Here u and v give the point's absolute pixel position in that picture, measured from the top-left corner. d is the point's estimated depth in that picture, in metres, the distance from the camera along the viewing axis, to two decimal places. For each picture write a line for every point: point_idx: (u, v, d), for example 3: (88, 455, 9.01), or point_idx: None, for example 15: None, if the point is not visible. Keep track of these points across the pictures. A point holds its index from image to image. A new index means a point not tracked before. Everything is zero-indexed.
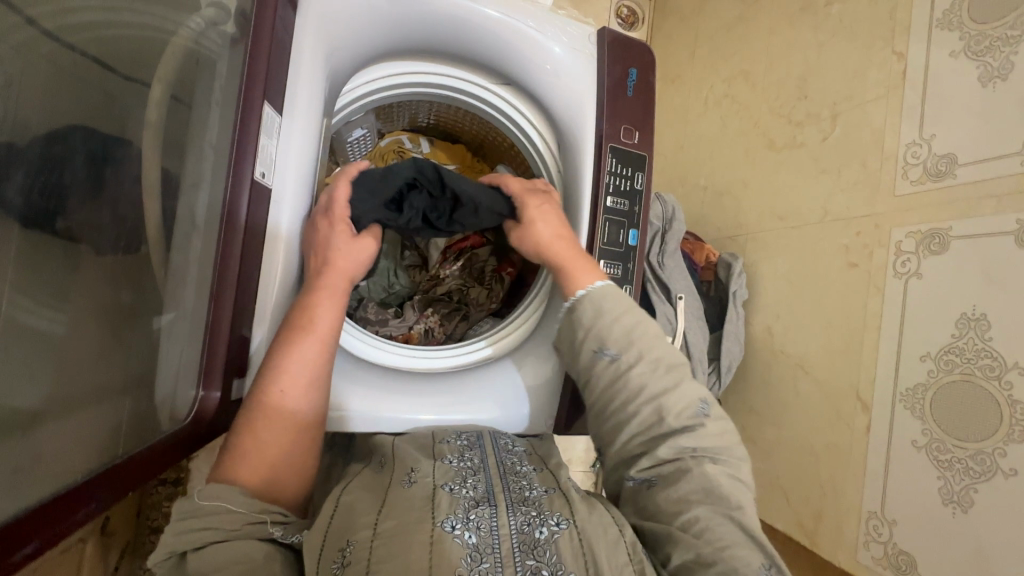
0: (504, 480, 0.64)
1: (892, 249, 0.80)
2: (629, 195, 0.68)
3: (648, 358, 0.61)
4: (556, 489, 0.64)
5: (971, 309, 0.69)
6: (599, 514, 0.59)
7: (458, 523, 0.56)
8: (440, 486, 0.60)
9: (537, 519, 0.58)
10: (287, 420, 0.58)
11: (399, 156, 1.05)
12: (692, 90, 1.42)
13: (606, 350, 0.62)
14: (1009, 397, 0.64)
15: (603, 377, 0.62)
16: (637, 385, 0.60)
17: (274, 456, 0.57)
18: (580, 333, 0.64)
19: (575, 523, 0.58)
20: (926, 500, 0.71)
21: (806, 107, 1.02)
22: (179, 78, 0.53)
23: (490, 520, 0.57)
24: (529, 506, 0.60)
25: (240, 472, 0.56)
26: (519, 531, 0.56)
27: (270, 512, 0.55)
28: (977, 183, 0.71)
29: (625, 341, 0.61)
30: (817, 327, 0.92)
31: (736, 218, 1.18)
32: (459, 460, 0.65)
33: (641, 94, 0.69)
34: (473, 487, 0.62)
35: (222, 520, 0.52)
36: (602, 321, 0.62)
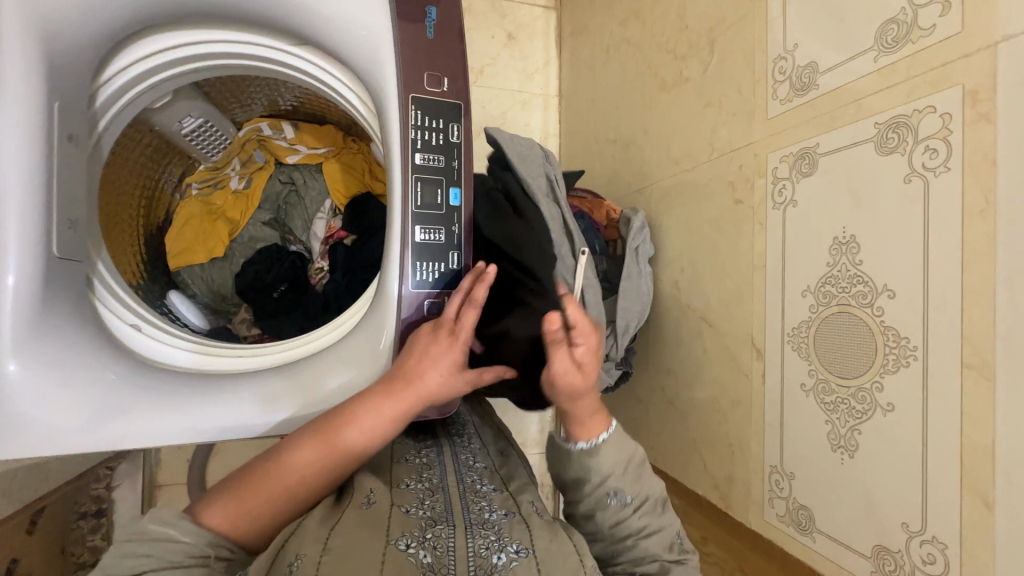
0: (461, 500, 0.59)
1: (770, 178, 0.73)
2: (444, 150, 0.60)
3: (648, 501, 0.61)
4: (517, 513, 0.57)
5: (841, 232, 0.62)
6: (561, 539, 0.53)
7: (412, 542, 0.49)
8: (396, 506, 0.55)
9: (495, 543, 0.51)
10: (291, 487, 0.52)
11: (262, 145, 0.99)
12: (595, 40, 1.34)
13: (619, 495, 0.60)
14: (881, 323, 0.56)
15: (608, 516, 0.59)
16: (639, 525, 0.59)
17: (262, 515, 0.51)
18: (592, 478, 0.60)
19: (534, 551, 0.50)
20: (817, 448, 0.64)
21: (688, 37, 0.93)
22: None
23: (445, 540, 0.51)
24: (488, 529, 0.53)
25: (222, 516, 0.49)
26: (474, 552, 0.49)
27: (216, 546, 0.47)
28: (837, 91, 0.63)
29: (638, 490, 0.60)
30: (716, 275, 0.85)
31: (641, 169, 1.10)
32: (418, 484, 0.62)
33: (446, 35, 0.61)
34: (430, 508, 0.57)
35: (165, 549, 0.45)
36: (615, 464, 0.61)
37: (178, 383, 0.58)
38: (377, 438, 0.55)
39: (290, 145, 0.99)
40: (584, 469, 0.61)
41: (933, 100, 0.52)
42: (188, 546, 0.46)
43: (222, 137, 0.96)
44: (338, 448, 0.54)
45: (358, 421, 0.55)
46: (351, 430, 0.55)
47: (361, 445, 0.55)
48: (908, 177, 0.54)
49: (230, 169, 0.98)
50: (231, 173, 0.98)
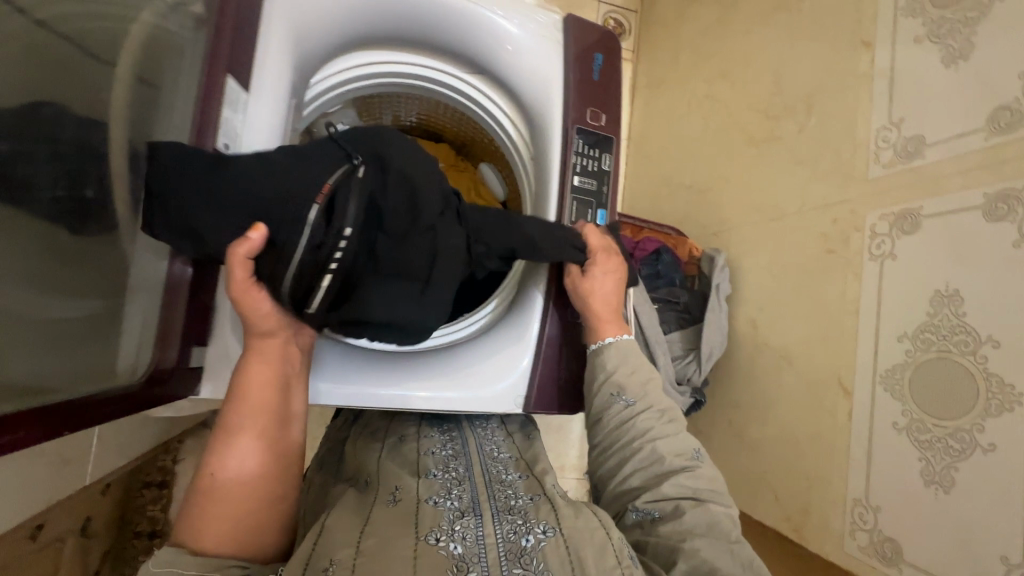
0: (489, 490, 0.63)
1: (867, 233, 0.80)
2: (596, 175, 0.69)
3: (654, 409, 0.65)
4: (542, 496, 0.63)
5: (944, 285, 0.69)
6: (586, 516, 0.58)
7: (442, 535, 0.53)
8: (423, 501, 0.60)
9: (523, 526, 0.55)
10: (242, 473, 0.55)
11: None
12: (675, 94, 1.45)
13: (622, 395, 0.66)
14: (984, 371, 0.63)
15: (615, 416, 0.65)
16: (643, 428, 0.63)
17: (232, 517, 0.53)
18: (599, 375, 0.68)
19: (561, 530, 0.55)
20: (909, 484, 0.69)
21: (782, 101, 1.03)
22: (148, 56, 0.50)
23: (474, 531, 0.55)
24: (514, 515, 0.58)
25: (202, 538, 0.52)
26: (505, 540, 0.54)
27: (224, 564, 0.50)
28: (944, 162, 0.71)
29: (640, 390, 0.66)
30: (799, 317, 0.91)
31: (718, 214, 1.18)
32: (445, 475, 0.66)
33: (607, 78, 0.71)
34: (457, 498, 0.61)
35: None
36: (623, 365, 0.67)
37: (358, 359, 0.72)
38: (268, 416, 0.59)
39: None
40: (594, 367, 0.69)
41: None
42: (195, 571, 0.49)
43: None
44: (247, 441, 0.57)
45: (242, 415, 0.58)
46: (247, 401, 0.58)
47: (264, 403, 0.59)
48: (1016, 244, 0.61)
49: None
50: None
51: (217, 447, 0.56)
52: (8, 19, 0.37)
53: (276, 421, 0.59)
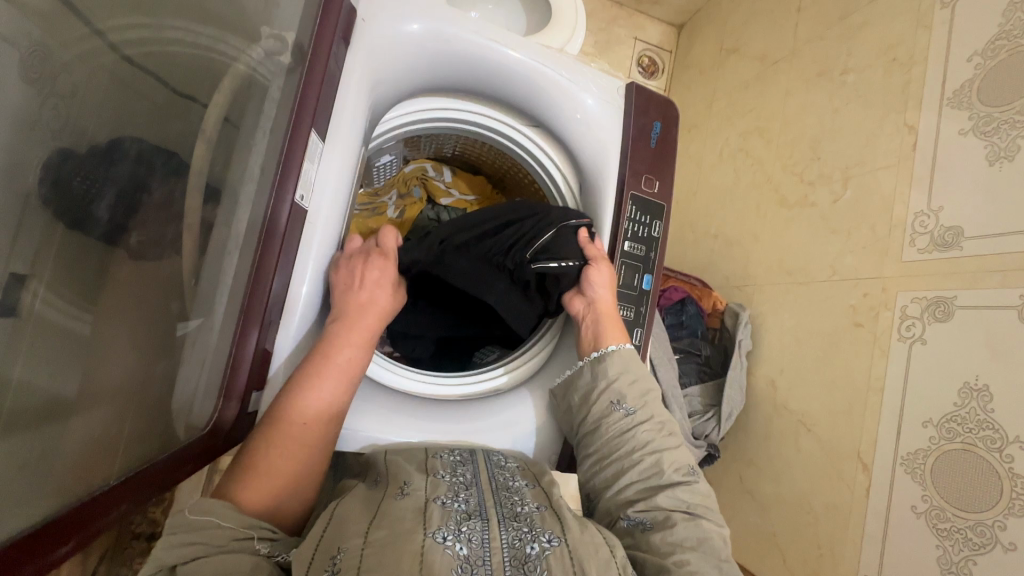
0: (496, 496, 0.61)
1: (897, 313, 0.82)
2: (646, 241, 0.71)
3: (654, 421, 0.65)
4: (549, 508, 0.61)
5: (974, 378, 0.70)
6: (591, 532, 0.57)
7: (449, 535, 0.53)
8: (431, 499, 0.58)
9: (529, 535, 0.55)
10: (303, 439, 0.57)
11: (422, 182, 1.00)
12: (707, 141, 1.47)
13: (622, 404, 0.65)
14: (1009, 470, 0.64)
15: (613, 425, 0.64)
16: (644, 439, 0.64)
17: (279, 477, 0.56)
18: (600, 384, 0.66)
19: (566, 541, 0.55)
20: (924, 568, 0.71)
21: (818, 168, 1.05)
22: (235, 98, 0.54)
23: (481, 534, 0.54)
24: (521, 522, 0.57)
25: (247, 487, 0.54)
26: (510, 546, 0.54)
27: (259, 528, 0.52)
28: (982, 257, 0.73)
29: (641, 400, 0.66)
30: (821, 384, 0.93)
31: (744, 268, 1.20)
32: (453, 476, 0.63)
33: (663, 148, 0.73)
34: (466, 503, 0.59)
35: (211, 534, 0.49)
36: (623, 372, 0.66)
37: (391, 402, 0.72)
38: (341, 397, 0.60)
39: (447, 188, 1.01)
40: (591, 378, 0.67)
41: None
42: (232, 531, 0.51)
43: (392, 168, 0.97)
44: (314, 410, 0.58)
45: (320, 384, 0.58)
46: (329, 369, 0.59)
47: (341, 375, 0.60)
48: None
49: (388, 198, 0.97)
50: (388, 203, 0.97)
51: (284, 402, 0.57)
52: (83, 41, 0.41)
53: (344, 402, 0.60)
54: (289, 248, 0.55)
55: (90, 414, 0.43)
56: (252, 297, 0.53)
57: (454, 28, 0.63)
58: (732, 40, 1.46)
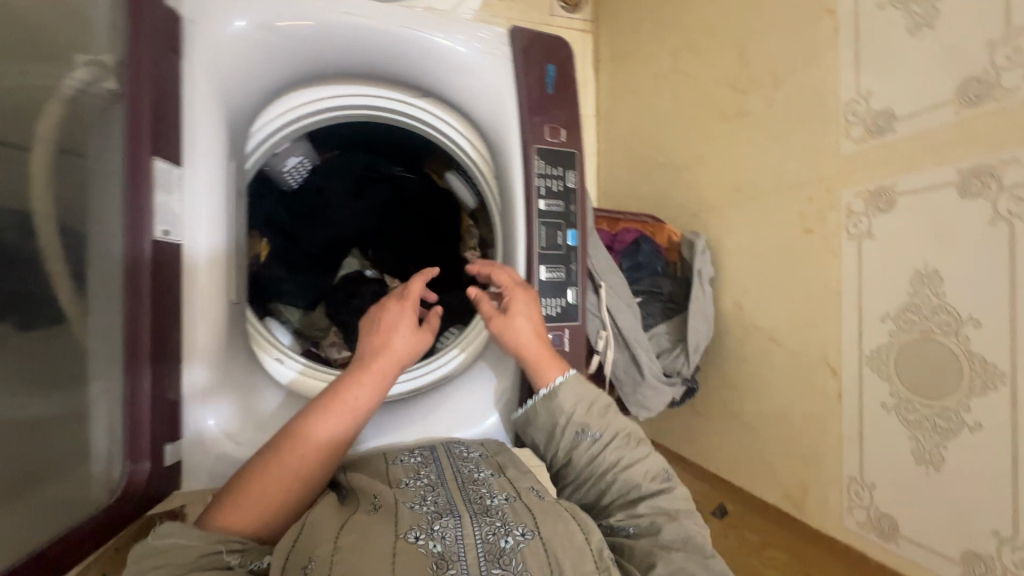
0: (464, 493, 0.58)
1: (843, 211, 0.79)
2: (563, 195, 0.66)
3: (623, 435, 0.61)
4: (518, 498, 0.58)
5: (923, 264, 0.67)
6: (565, 520, 0.54)
7: (422, 535, 0.50)
8: (401, 504, 0.55)
9: (502, 529, 0.52)
10: (315, 453, 0.56)
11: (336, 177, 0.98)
12: (641, 68, 1.40)
13: (588, 431, 0.60)
14: (966, 351, 0.62)
15: (583, 454, 0.60)
16: (614, 458, 0.59)
17: (281, 499, 0.54)
18: (560, 420, 0.61)
19: (540, 532, 0.52)
20: (900, 461, 0.70)
21: (748, 74, 1.00)
22: (66, 130, 0.48)
23: (454, 530, 0.51)
24: (493, 515, 0.54)
25: (236, 515, 0.52)
26: (484, 540, 0.51)
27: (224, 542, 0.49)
28: (914, 136, 0.69)
29: (604, 421, 0.61)
30: (784, 297, 0.91)
31: (696, 194, 1.17)
32: (417, 480, 0.60)
33: (562, 91, 0.67)
34: (433, 504, 0.56)
35: (176, 553, 0.47)
36: (579, 401, 0.61)
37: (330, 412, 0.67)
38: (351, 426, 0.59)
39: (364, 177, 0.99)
40: (549, 414, 0.61)
41: (1018, 152, 0.58)
42: (187, 542, 0.48)
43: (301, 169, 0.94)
44: (318, 442, 0.57)
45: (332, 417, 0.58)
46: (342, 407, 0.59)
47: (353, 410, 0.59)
48: (992, 221, 0.60)
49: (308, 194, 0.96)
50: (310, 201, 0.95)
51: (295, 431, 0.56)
52: None
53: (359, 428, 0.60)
54: (172, 288, 0.51)
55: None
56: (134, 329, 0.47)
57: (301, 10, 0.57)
58: None
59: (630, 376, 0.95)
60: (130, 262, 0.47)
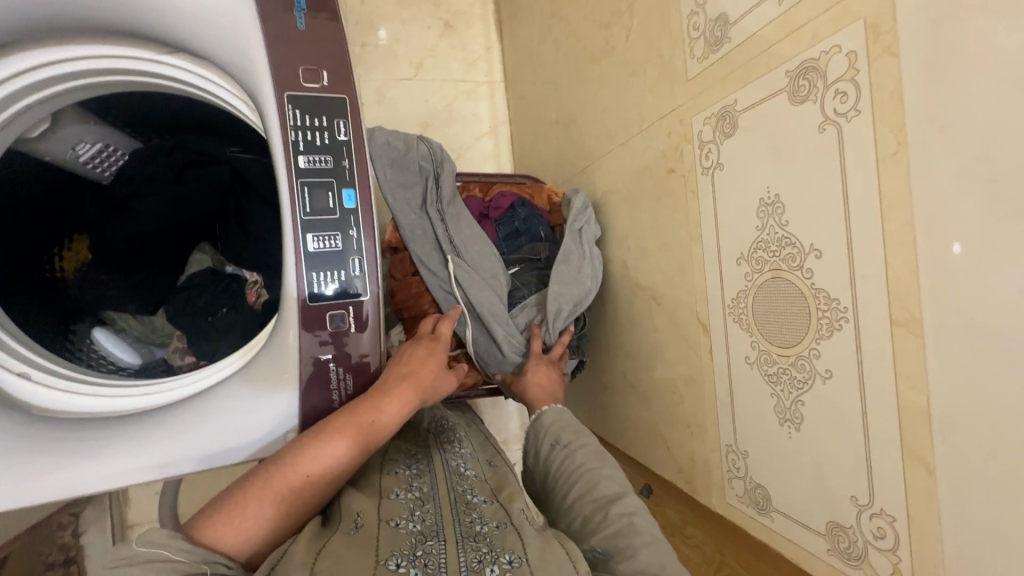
0: (454, 514, 0.57)
1: (696, 143, 0.69)
2: (330, 149, 0.57)
3: (586, 447, 0.66)
4: (509, 524, 0.55)
5: (766, 192, 0.57)
6: (550, 548, 0.51)
7: (403, 561, 0.48)
8: (386, 522, 0.54)
9: (487, 556, 0.49)
10: (327, 468, 0.55)
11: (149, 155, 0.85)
12: (531, 20, 1.29)
13: (561, 442, 0.68)
14: (812, 287, 0.52)
15: (558, 462, 0.66)
16: (579, 464, 0.64)
17: (271, 522, 0.52)
18: (543, 432, 0.71)
19: (527, 560, 0.48)
20: (765, 423, 0.61)
21: (609, 5, 0.89)
22: None
23: (437, 555, 0.50)
24: (479, 542, 0.52)
25: (227, 527, 0.50)
26: (467, 568, 0.48)
27: (212, 562, 0.47)
28: (748, 41, 0.58)
29: (574, 434, 0.69)
30: (660, 251, 0.81)
31: (583, 149, 1.06)
32: (408, 494, 0.61)
33: (319, 25, 0.57)
34: (420, 521, 0.56)
35: (161, 569, 0.45)
36: (561, 419, 0.71)
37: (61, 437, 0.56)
38: (356, 454, 0.57)
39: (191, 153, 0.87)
40: (538, 428, 0.72)
41: (836, 39, 0.47)
42: (184, 564, 0.46)
43: (107, 152, 0.83)
44: (348, 447, 0.56)
45: (386, 407, 0.59)
46: (393, 400, 0.59)
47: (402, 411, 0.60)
48: (822, 126, 0.49)
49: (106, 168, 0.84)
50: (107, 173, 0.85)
51: (346, 415, 0.57)
52: None
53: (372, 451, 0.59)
54: None
55: None
56: None
57: None
58: None
59: (489, 354, 0.87)
60: None
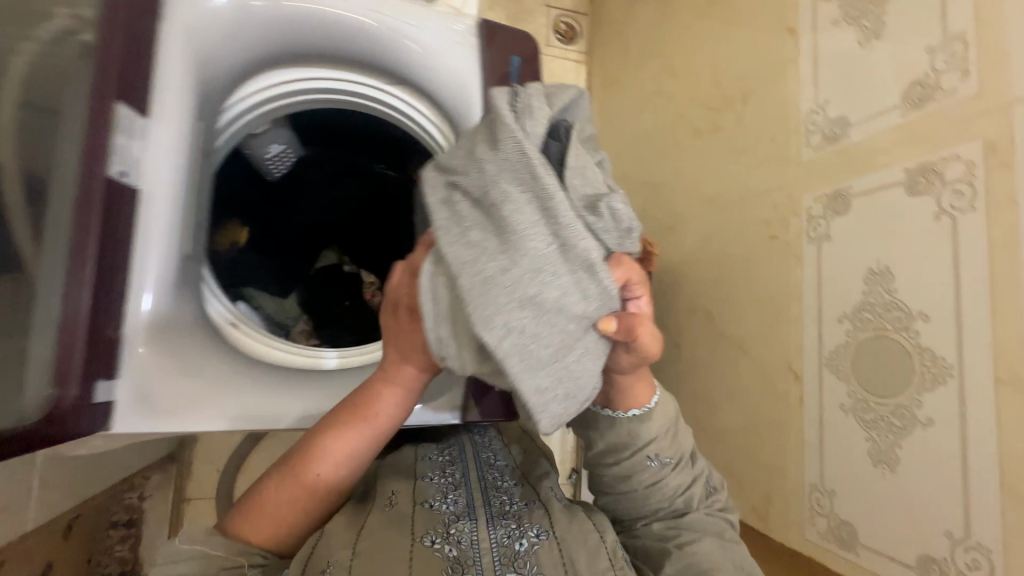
0: (485, 495, 0.64)
1: (804, 216, 0.81)
2: None
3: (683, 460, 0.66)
4: (537, 502, 0.65)
5: (876, 263, 0.68)
6: (580, 520, 0.62)
7: (437, 538, 0.56)
8: (419, 503, 0.61)
9: (516, 531, 0.58)
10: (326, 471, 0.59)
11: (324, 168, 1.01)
12: (627, 93, 1.46)
13: (658, 457, 0.65)
14: (917, 345, 0.62)
15: (648, 477, 0.65)
16: (676, 483, 0.65)
17: (291, 519, 0.58)
18: (638, 441, 0.65)
19: (554, 533, 0.59)
20: (857, 464, 0.69)
21: (721, 93, 1.04)
22: (36, 84, 0.51)
23: (469, 535, 0.57)
24: (509, 519, 0.60)
25: (251, 522, 0.57)
26: (499, 544, 0.57)
27: (249, 555, 0.55)
28: (866, 141, 0.71)
29: (676, 449, 0.66)
30: (752, 306, 0.91)
31: (672, 209, 1.18)
32: (441, 477, 0.66)
33: (528, 80, 0.70)
34: (454, 503, 0.62)
35: (202, 563, 0.53)
36: (661, 430, 0.65)
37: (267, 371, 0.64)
38: (346, 459, 0.60)
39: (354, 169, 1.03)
40: (629, 435, 0.65)
41: (956, 150, 0.60)
42: (222, 557, 0.53)
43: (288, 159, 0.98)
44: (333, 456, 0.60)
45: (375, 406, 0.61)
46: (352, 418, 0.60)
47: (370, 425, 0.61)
48: (937, 215, 0.61)
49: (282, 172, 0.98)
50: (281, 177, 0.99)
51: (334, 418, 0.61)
52: None
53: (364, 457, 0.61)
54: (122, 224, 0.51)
55: None
56: (70, 283, 0.47)
57: None
58: None
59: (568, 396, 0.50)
60: (84, 201, 0.48)
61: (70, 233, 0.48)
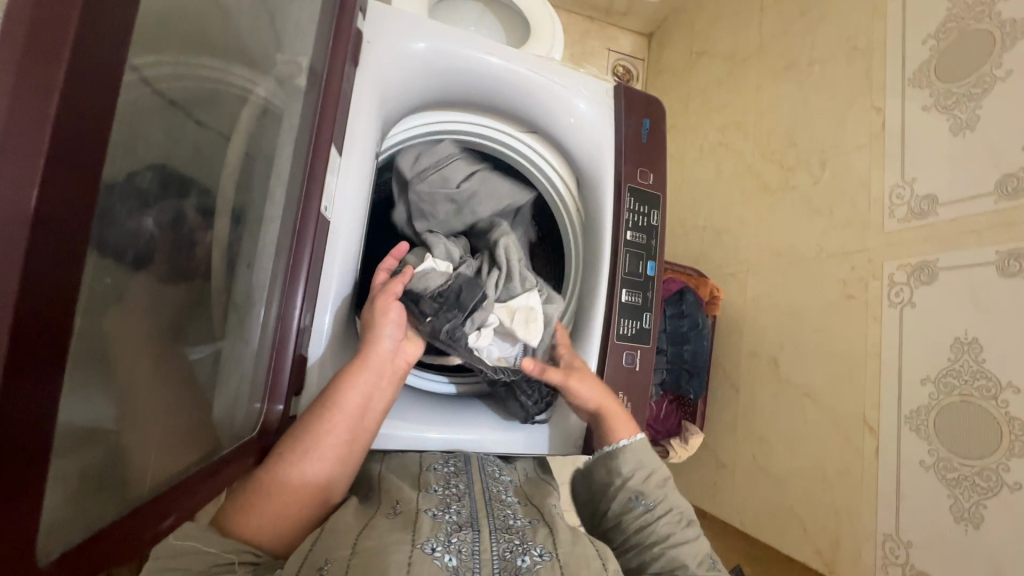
0: (489, 507, 0.60)
1: (885, 281, 0.87)
2: (646, 231, 0.75)
3: (675, 512, 0.64)
4: (540, 521, 0.60)
5: (963, 333, 0.75)
6: (583, 543, 0.56)
7: (439, 545, 0.51)
8: (423, 510, 0.56)
9: (520, 546, 0.54)
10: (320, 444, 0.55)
11: None
12: (687, 139, 1.53)
13: (642, 500, 0.64)
14: (1006, 415, 0.69)
15: (634, 521, 0.64)
16: (665, 531, 0.62)
17: (290, 504, 0.53)
18: (617, 480, 0.66)
19: (557, 555, 0.53)
20: (939, 519, 0.75)
21: (796, 154, 1.11)
22: (253, 132, 0.55)
23: (471, 544, 0.53)
24: (512, 534, 0.56)
25: (249, 517, 0.51)
26: (501, 557, 0.52)
27: (242, 551, 0.48)
28: (958, 221, 0.78)
29: (660, 492, 0.65)
30: (821, 358, 0.96)
31: (735, 255, 1.24)
32: (445, 488, 0.62)
33: (653, 142, 0.77)
34: (457, 513, 0.58)
35: (194, 561, 0.46)
36: (641, 468, 0.66)
37: None
38: (341, 432, 0.57)
39: None
40: (607, 472, 0.67)
41: None
42: (216, 554, 0.47)
43: None
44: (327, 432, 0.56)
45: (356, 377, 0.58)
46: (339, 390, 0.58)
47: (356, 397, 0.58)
48: None
49: None
50: None
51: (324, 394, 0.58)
52: (168, 114, 0.42)
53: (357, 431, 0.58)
54: (316, 257, 0.57)
55: (173, 446, 0.42)
56: (286, 303, 0.54)
57: (454, 45, 0.68)
58: (701, 42, 1.54)
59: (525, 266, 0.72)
60: (300, 234, 0.54)
61: (284, 263, 0.55)
